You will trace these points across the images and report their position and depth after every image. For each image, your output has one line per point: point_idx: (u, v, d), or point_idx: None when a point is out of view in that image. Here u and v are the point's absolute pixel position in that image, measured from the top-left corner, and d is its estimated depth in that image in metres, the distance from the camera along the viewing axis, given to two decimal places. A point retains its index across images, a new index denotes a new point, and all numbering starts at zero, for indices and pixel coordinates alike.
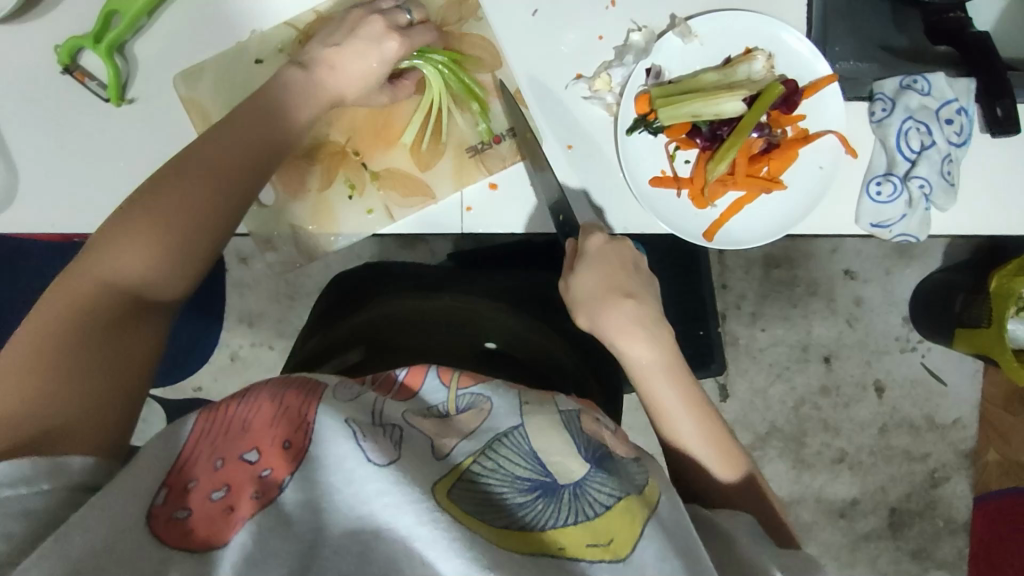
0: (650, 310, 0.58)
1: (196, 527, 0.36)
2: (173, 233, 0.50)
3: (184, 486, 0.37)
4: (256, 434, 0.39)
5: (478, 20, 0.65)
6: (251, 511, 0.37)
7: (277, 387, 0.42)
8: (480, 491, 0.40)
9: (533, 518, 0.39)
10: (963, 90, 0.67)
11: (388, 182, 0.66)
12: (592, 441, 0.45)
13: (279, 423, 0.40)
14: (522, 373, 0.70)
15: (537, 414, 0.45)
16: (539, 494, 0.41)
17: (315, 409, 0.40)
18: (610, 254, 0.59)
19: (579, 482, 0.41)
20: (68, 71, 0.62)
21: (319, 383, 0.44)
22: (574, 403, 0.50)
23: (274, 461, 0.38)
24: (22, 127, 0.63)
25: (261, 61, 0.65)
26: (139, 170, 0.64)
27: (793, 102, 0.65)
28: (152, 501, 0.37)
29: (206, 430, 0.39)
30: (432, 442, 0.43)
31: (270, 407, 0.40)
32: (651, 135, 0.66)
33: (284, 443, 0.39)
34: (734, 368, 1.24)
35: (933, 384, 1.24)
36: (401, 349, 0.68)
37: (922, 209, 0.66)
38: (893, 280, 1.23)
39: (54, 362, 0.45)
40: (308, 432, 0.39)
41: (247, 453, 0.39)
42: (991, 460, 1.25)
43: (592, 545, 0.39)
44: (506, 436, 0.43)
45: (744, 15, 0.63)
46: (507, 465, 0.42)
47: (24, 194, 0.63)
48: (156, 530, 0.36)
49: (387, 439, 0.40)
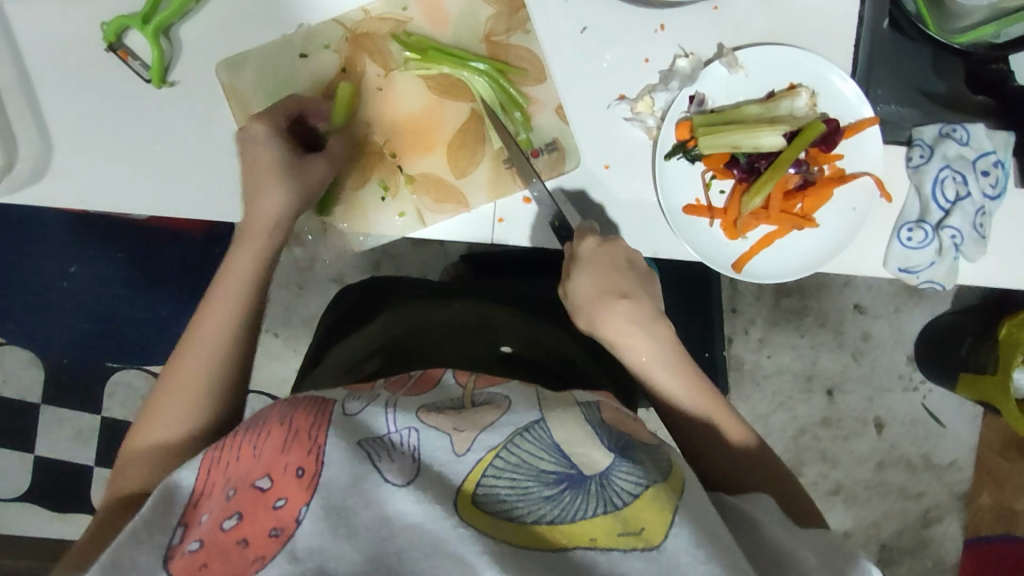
0: (646, 307, 0.60)
1: (209, 560, 0.38)
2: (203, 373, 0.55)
3: (198, 520, 0.41)
4: (267, 461, 0.41)
5: (527, 33, 0.64)
6: (266, 545, 0.38)
7: (287, 409, 0.45)
8: (507, 487, 0.40)
9: (561, 511, 0.39)
10: (1000, 143, 0.67)
11: (423, 187, 0.65)
12: (614, 433, 0.46)
13: (289, 450, 0.41)
14: (544, 374, 0.69)
15: (555, 408, 0.46)
16: (566, 485, 0.40)
17: (324, 433, 0.42)
18: (603, 257, 0.60)
19: (606, 472, 0.41)
20: (112, 49, 0.61)
21: (328, 401, 0.46)
22: (592, 397, 0.51)
23: (288, 490, 0.40)
24: (60, 102, 0.63)
25: (306, 55, 0.64)
26: (173, 155, 0.63)
27: (833, 141, 0.65)
28: (169, 541, 0.40)
29: (217, 465, 0.42)
30: (454, 438, 0.42)
31: (279, 433, 0.42)
32: (688, 162, 0.65)
33: (297, 470, 0.40)
34: (737, 393, 1.24)
35: (932, 425, 1.25)
36: (420, 357, 0.67)
37: (950, 258, 0.67)
38: (902, 318, 1.23)
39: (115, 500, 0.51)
40: (319, 458, 0.40)
41: (260, 481, 0.40)
42: (984, 503, 1.25)
43: (623, 534, 0.39)
44: (527, 431, 0.43)
45: (792, 51, 0.63)
46: (530, 459, 0.41)
47: (58, 167, 0.63)
48: (171, 568, 0.39)
49: (405, 453, 0.41)
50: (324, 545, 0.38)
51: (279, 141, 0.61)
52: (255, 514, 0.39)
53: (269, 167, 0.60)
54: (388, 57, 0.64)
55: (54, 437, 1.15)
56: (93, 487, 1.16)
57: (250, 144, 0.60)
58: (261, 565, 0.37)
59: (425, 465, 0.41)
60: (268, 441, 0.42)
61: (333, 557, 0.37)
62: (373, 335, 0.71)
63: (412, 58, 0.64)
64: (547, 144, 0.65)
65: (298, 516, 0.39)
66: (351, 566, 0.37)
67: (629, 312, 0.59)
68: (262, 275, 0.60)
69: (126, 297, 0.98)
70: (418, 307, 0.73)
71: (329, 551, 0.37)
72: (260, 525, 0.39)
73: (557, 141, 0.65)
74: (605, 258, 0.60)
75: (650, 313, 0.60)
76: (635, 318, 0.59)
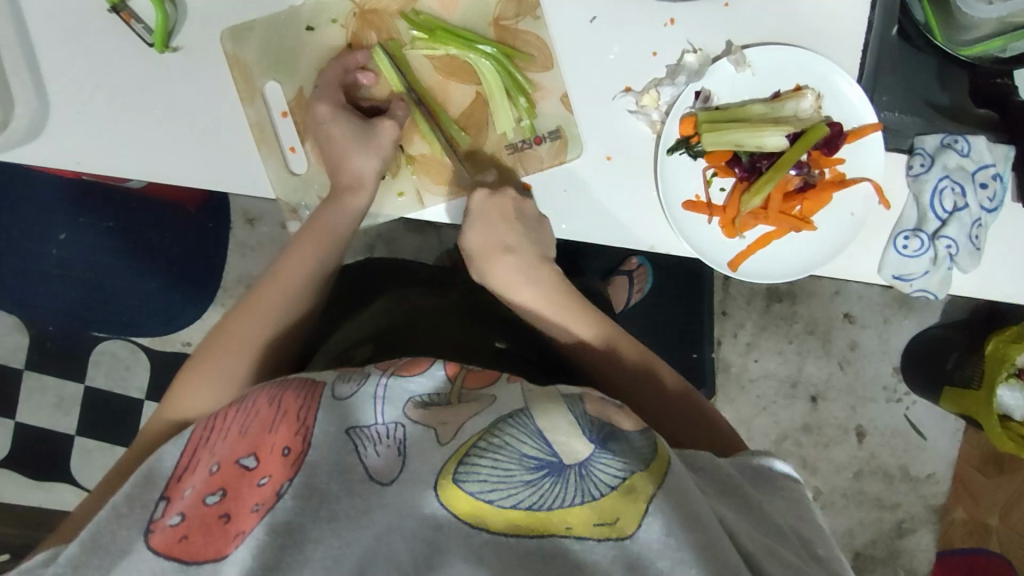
0: (531, 257, 0.66)
1: (192, 534, 0.40)
2: (233, 351, 0.59)
3: (180, 497, 0.43)
4: (252, 439, 0.44)
5: (536, 20, 0.64)
6: (245, 522, 0.40)
7: (275, 390, 0.48)
8: (487, 469, 0.39)
9: (539, 498, 0.39)
10: (1000, 157, 0.68)
11: (422, 168, 0.66)
12: (597, 420, 0.43)
13: (276, 430, 0.44)
14: (538, 369, 0.67)
15: (539, 399, 0.44)
16: (545, 473, 0.39)
17: (314, 417, 0.45)
18: (491, 208, 0.63)
19: (586, 461, 0.39)
20: (115, 10, 0.60)
21: (318, 384, 0.48)
22: (577, 387, 0.48)
23: (273, 469, 0.42)
24: (59, 60, 0.62)
25: (312, 28, 0.64)
26: (168, 123, 0.63)
27: (835, 145, 0.65)
28: (151, 516, 0.42)
29: (205, 444, 0.45)
30: (438, 433, 0.43)
31: (267, 412, 0.45)
32: (690, 157, 0.65)
33: (284, 451, 0.43)
34: (722, 395, 1.24)
35: (912, 437, 1.26)
36: (415, 344, 0.65)
37: (945, 268, 0.67)
38: (890, 329, 1.24)
39: (125, 468, 0.55)
40: (306, 438, 0.43)
41: (246, 459, 0.43)
42: (958, 518, 1.26)
43: (597, 524, 0.39)
44: (513, 415, 0.42)
45: (800, 53, 0.63)
46: (512, 442, 0.40)
47: (53, 128, 0.62)
48: (151, 540, 0.40)
49: (390, 446, 0.43)
50: (301, 524, 0.40)
51: (344, 114, 0.64)
52: (239, 489, 0.42)
53: (341, 139, 0.63)
54: (396, 35, 0.64)
55: (35, 405, 1.15)
56: (70, 457, 1.15)
57: (316, 124, 0.64)
58: (241, 539, 0.39)
59: (408, 457, 0.43)
60: (256, 419, 0.45)
61: (313, 539, 0.39)
62: (366, 321, 0.69)
63: (420, 37, 0.63)
64: (551, 132, 0.65)
65: (282, 491, 0.41)
66: (328, 551, 0.39)
67: (520, 263, 0.65)
68: (320, 266, 0.64)
69: (118, 269, 0.97)
70: (413, 294, 0.73)
71: (309, 533, 0.39)
72: (245, 501, 0.41)
73: (561, 129, 0.65)
74: (494, 210, 0.63)
75: (532, 260, 0.66)
76: (519, 268, 0.65)
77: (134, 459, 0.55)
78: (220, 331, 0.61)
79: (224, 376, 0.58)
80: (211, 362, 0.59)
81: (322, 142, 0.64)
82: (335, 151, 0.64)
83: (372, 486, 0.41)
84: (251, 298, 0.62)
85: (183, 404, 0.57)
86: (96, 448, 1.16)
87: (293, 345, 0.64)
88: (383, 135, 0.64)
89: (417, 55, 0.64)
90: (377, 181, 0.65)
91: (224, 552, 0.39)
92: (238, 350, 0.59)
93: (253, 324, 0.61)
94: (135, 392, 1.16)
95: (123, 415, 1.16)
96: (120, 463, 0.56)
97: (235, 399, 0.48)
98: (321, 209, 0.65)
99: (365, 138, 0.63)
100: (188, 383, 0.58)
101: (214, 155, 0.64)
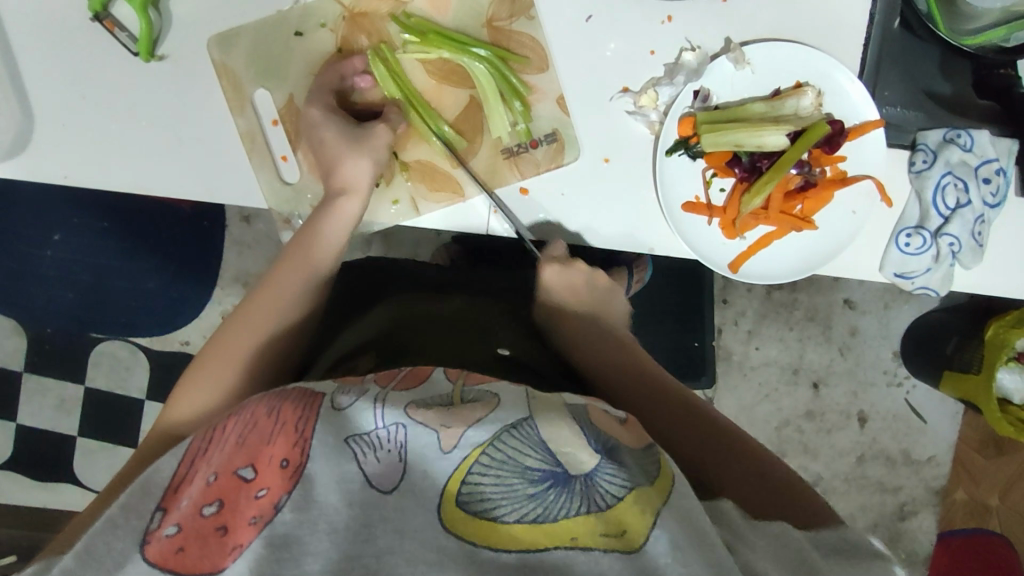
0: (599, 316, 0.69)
1: (189, 545, 0.39)
2: (228, 368, 0.58)
3: (176, 506, 0.41)
4: (251, 449, 0.42)
5: (529, 20, 0.63)
6: (241, 534, 0.39)
7: (275, 401, 0.45)
8: (491, 484, 0.39)
9: (544, 510, 0.39)
10: (1003, 151, 0.67)
11: (417, 175, 0.65)
12: (601, 433, 0.44)
13: (274, 441, 0.42)
14: (545, 377, 0.63)
15: (545, 412, 0.44)
16: (551, 484, 0.40)
17: (311, 427, 0.43)
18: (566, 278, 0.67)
19: (591, 473, 0.40)
20: (98, 19, 0.59)
21: (318, 394, 0.46)
22: (582, 398, 0.48)
23: (271, 480, 0.41)
24: (43, 71, 0.60)
25: (301, 34, 0.62)
26: (155, 129, 0.61)
27: (836, 143, 0.64)
28: (146, 526, 0.41)
29: (202, 451, 0.44)
30: (440, 435, 0.41)
31: (266, 422, 0.43)
32: (689, 158, 0.64)
33: (282, 462, 0.41)
34: (724, 383, 1.24)
35: (913, 420, 1.26)
36: (415, 354, 0.61)
37: (947, 265, 0.66)
38: (890, 314, 1.24)
39: (119, 483, 0.54)
40: (304, 449, 0.41)
41: (244, 470, 0.41)
42: (959, 499, 1.27)
43: (604, 535, 0.39)
44: (515, 427, 0.42)
45: (801, 50, 0.62)
46: (516, 456, 0.40)
47: (41, 139, 0.61)
48: (147, 551, 0.39)
49: (391, 451, 0.41)
50: (299, 536, 0.39)
51: (335, 118, 0.62)
52: (236, 501, 0.40)
53: (332, 144, 0.62)
54: (387, 38, 0.63)
55: (35, 406, 1.15)
56: (73, 459, 1.15)
57: (308, 129, 0.63)
58: (238, 553, 0.38)
59: (410, 464, 0.41)
60: (255, 429, 0.43)
61: (310, 551, 0.38)
62: (363, 328, 0.67)
63: (411, 40, 0.62)
64: (547, 135, 0.64)
65: (279, 503, 0.40)
66: (327, 562, 0.38)
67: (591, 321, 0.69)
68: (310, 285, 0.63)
69: (111, 269, 0.96)
70: (412, 300, 0.72)
71: (307, 545, 0.38)
72: (241, 513, 0.40)
73: (557, 132, 0.64)
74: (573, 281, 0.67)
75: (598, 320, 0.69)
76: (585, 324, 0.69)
77: (129, 472, 0.54)
78: (217, 342, 0.60)
79: (215, 385, 0.57)
80: (205, 374, 0.58)
81: (314, 147, 0.63)
82: (327, 157, 0.62)
83: (372, 495, 0.40)
84: (247, 303, 0.62)
85: (177, 415, 0.56)
86: (97, 448, 1.15)
87: (291, 358, 0.63)
88: (377, 139, 0.63)
89: (409, 59, 0.63)
90: (371, 188, 0.64)
91: (220, 566, 0.38)
92: (233, 362, 0.59)
93: (248, 333, 0.60)
94: (136, 393, 1.15)
95: (124, 415, 1.15)
96: (115, 477, 0.55)
97: (234, 408, 0.46)
98: (319, 213, 0.63)
99: (354, 142, 0.62)
100: (182, 396, 0.57)
101: (205, 160, 0.62)
